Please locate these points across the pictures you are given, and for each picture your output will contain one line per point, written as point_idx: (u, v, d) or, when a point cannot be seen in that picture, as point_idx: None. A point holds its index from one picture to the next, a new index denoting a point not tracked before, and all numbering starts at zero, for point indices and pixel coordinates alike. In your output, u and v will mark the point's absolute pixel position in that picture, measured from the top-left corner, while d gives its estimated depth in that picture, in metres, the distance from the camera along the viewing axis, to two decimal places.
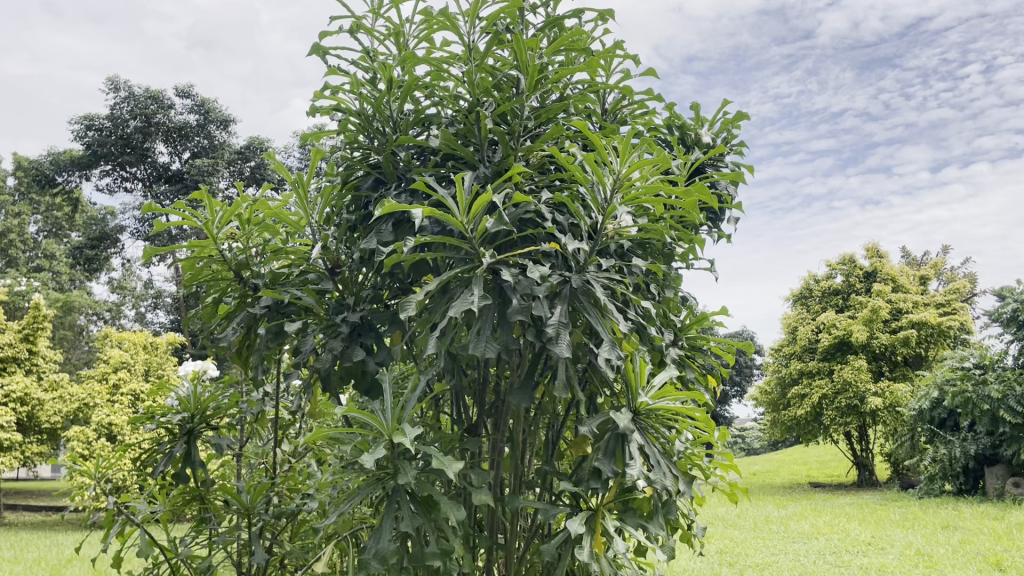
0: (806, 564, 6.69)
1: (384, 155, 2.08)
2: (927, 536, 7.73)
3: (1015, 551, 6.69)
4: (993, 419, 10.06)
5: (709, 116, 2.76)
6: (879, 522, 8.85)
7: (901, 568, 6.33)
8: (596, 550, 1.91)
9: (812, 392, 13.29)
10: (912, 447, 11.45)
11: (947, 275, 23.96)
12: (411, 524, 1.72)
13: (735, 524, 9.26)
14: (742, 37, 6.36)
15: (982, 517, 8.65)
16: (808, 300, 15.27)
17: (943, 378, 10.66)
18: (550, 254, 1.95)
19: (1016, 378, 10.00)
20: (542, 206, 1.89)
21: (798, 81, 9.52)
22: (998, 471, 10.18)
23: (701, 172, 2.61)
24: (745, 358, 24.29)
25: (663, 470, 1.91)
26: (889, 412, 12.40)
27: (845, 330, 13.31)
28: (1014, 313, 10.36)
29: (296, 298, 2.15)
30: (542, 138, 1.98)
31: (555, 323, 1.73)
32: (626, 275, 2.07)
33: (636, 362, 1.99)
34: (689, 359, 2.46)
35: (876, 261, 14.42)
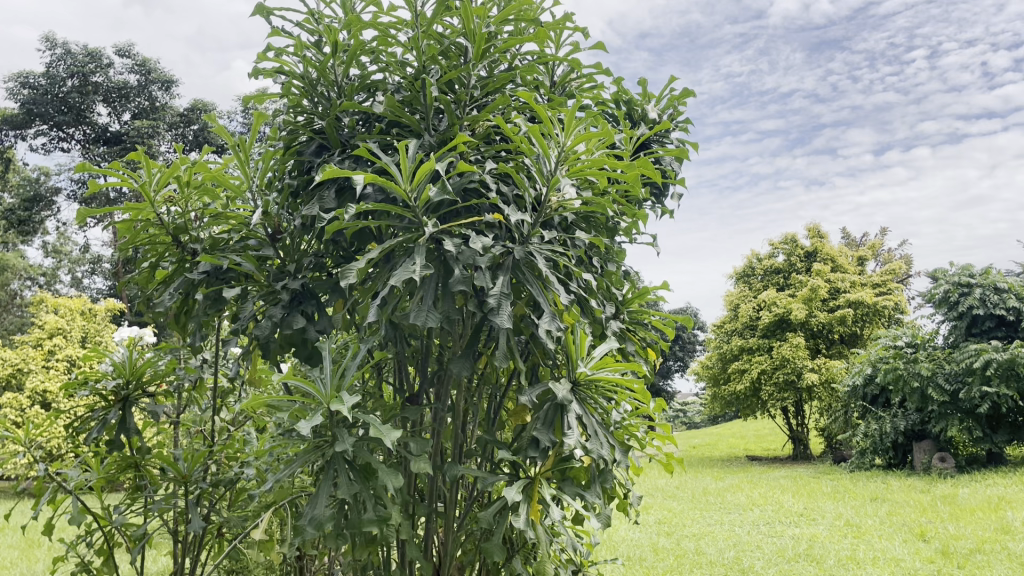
0: (741, 534, 6.87)
1: (328, 120, 2.03)
2: (856, 508, 8.03)
3: (939, 522, 6.99)
4: (923, 396, 10.45)
5: (657, 93, 2.78)
6: (812, 494, 9.16)
7: (831, 538, 6.58)
8: (533, 518, 1.91)
9: (751, 367, 13.61)
10: (845, 422, 11.87)
11: (884, 257, 24.99)
12: (348, 492, 1.72)
13: (673, 495, 9.51)
14: (695, 16, 6.44)
15: (909, 489, 9.01)
16: (751, 279, 15.57)
17: (877, 355, 11.05)
18: (494, 224, 1.93)
19: (945, 357, 10.42)
20: (486, 176, 1.86)
21: (749, 60, 9.64)
22: (926, 446, 10.51)
23: (646, 148, 2.64)
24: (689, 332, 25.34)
25: (601, 440, 1.95)
26: (824, 388, 12.79)
27: (785, 308, 13.67)
28: (946, 294, 10.78)
29: (236, 264, 2.13)
30: (489, 107, 1.95)
31: (497, 294, 1.73)
32: (570, 248, 2.06)
33: (580, 333, 2.00)
34: (630, 332, 2.53)
35: (817, 241, 14.77)
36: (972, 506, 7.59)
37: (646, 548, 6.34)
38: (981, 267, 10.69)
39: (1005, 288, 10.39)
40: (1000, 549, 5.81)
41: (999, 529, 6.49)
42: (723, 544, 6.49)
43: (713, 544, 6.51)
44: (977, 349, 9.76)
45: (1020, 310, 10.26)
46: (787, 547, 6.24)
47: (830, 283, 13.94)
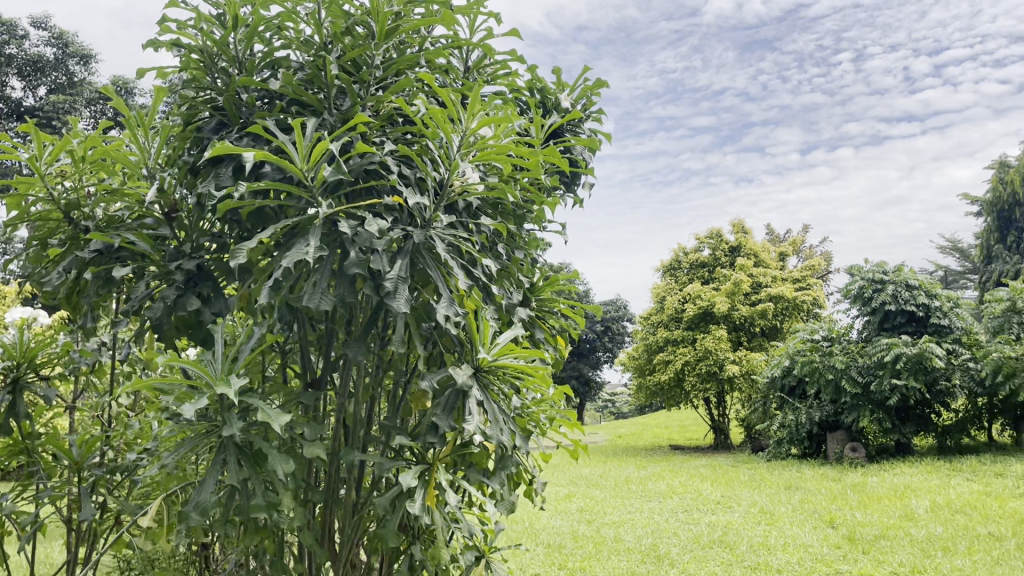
0: (659, 522, 7.00)
1: (226, 95, 1.97)
2: (771, 496, 8.27)
3: (847, 510, 7.24)
4: (837, 388, 10.83)
5: (571, 82, 2.80)
6: (730, 482, 9.42)
7: (745, 525, 6.75)
8: (428, 504, 1.90)
9: (675, 359, 13.87)
10: (763, 412, 12.28)
11: (806, 252, 25.76)
12: (237, 477, 1.68)
13: (596, 484, 9.63)
14: (629, 11, 6.50)
15: (822, 478, 9.33)
16: (677, 272, 15.81)
17: (794, 348, 11.40)
18: (394, 208, 1.91)
19: (858, 351, 10.81)
20: (386, 158, 1.84)
21: (683, 56, 9.78)
22: (839, 437, 10.84)
23: (558, 136, 2.66)
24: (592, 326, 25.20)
25: (500, 426, 1.95)
26: (745, 379, 13.12)
27: (709, 301, 13.97)
28: (860, 290, 11.18)
29: (129, 243, 2.05)
30: (392, 88, 1.92)
31: (394, 278, 1.70)
32: (475, 233, 2.06)
33: (483, 320, 1.98)
34: (539, 320, 2.55)
35: (741, 236, 15.14)
36: (880, 493, 7.91)
37: (566, 536, 6.40)
38: (894, 265, 11.12)
39: (916, 285, 10.82)
40: (902, 535, 6.06)
41: (903, 516, 6.76)
42: (642, 531, 6.60)
43: (632, 531, 6.62)
44: (888, 343, 10.12)
45: (929, 306, 10.69)
46: (703, 534, 6.38)
47: (752, 278, 14.32)
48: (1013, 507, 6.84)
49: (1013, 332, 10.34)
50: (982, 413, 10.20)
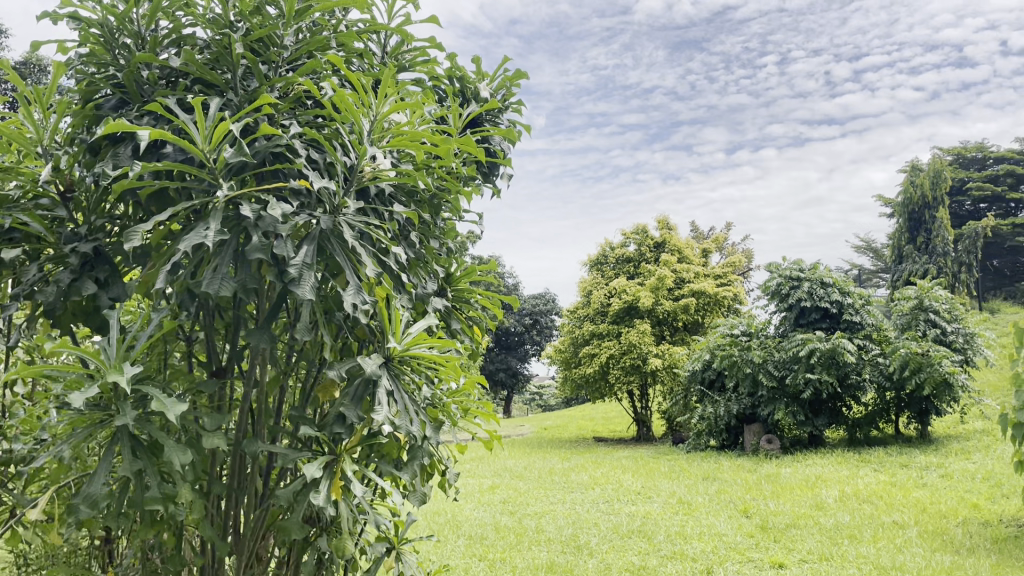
0: (580, 512, 7.09)
1: (126, 73, 1.89)
2: (689, 486, 8.47)
3: (761, 500, 7.46)
4: (754, 381, 11.14)
5: (490, 72, 2.78)
6: (650, 473, 9.60)
7: (663, 515, 6.89)
8: (334, 495, 1.87)
9: (600, 352, 14.03)
10: (684, 405, 12.54)
11: (729, 250, 26.42)
12: (130, 468, 1.62)
13: (520, 475, 9.68)
14: (561, 7, 6.53)
15: (738, 469, 9.60)
16: (603, 267, 15.97)
17: (715, 342, 11.69)
18: (301, 192, 1.86)
19: (775, 345, 11.15)
20: (293, 140, 1.79)
21: (614, 54, 9.89)
22: (756, 429, 11.16)
23: (477, 125, 2.64)
24: (514, 320, 25.22)
25: (410, 416, 1.93)
26: (667, 372, 13.37)
27: (633, 296, 14.18)
28: (778, 286, 11.52)
29: (21, 224, 1.95)
30: (299, 71, 1.88)
31: (298, 264, 1.66)
32: (386, 220, 2.02)
33: (394, 308, 1.96)
34: (456, 310, 2.54)
35: (666, 232, 15.41)
36: (792, 484, 8.17)
37: (488, 527, 6.42)
38: (810, 263, 11.48)
39: (830, 283, 11.21)
40: (812, 523, 6.28)
41: (814, 506, 7.00)
42: (562, 522, 6.67)
43: (553, 521, 6.68)
44: (803, 339, 10.46)
45: (841, 304, 11.07)
46: (622, 524, 6.48)
47: (676, 273, 14.60)
48: (915, 496, 7.16)
49: (919, 330, 10.82)
50: (890, 407, 10.63)
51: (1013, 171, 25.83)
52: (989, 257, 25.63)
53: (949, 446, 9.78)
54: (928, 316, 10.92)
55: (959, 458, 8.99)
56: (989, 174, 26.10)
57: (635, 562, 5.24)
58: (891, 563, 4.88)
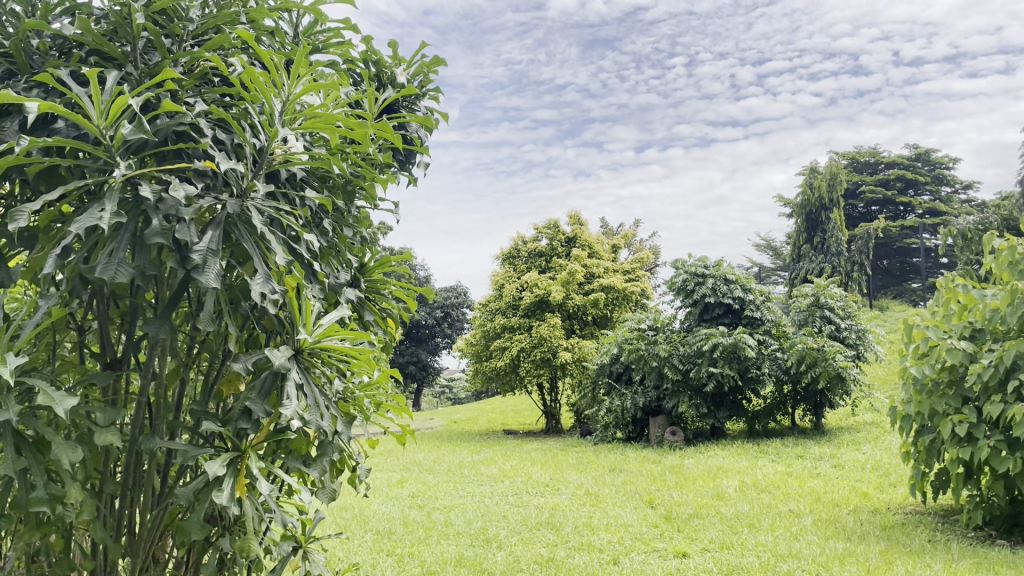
0: (489, 505, 7.09)
1: (13, 41, 1.75)
2: (596, 478, 8.59)
3: (665, 490, 7.64)
4: (659, 374, 11.39)
5: (407, 58, 2.72)
6: (558, 465, 9.69)
7: (571, 507, 6.96)
8: (238, 493, 1.78)
9: (511, 345, 14.07)
10: (593, 397, 12.71)
11: (637, 246, 26.93)
12: (13, 468, 1.50)
13: (429, 469, 9.61)
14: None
15: (644, 460, 9.79)
16: (515, 260, 15.99)
17: (623, 336, 11.89)
18: (205, 174, 1.76)
19: (680, 339, 11.43)
20: (199, 120, 1.70)
21: (529, 49, 9.88)
22: (661, 421, 11.42)
23: (393, 111, 2.57)
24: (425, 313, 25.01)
25: (320, 411, 1.87)
26: (576, 365, 13.54)
27: (545, 290, 14.27)
28: (684, 283, 11.79)
29: None
30: (206, 46, 1.78)
31: (202, 250, 1.57)
32: (298, 207, 1.94)
33: (304, 299, 1.88)
34: (369, 302, 2.47)
35: (577, 228, 15.58)
36: (695, 475, 8.38)
37: (397, 521, 6.34)
38: (715, 260, 11.79)
39: (733, 279, 11.54)
40: (714, 513, 6.44)
41: (715, 496, 7.20)
42: (471, 514, 6.65)
43: (462, 515, 6.65)
44: (706, 334, 10.76)
45: (744, 300, 11.43)
46: (531, 516, 6.51)
47: (586, 268, 14.78)
48: (811, 486, 7.46)
49: (815, 326, 11.28)
50: (787, 400, 11.05)
51: (902, 176, 27.25)
52: (879, 257, 26.98)
53: (841, 437, 10.24)
54: (824, 312, 11.39)
55: (850, 449, 9.41)
56: (880, 178, 27.45)
57: (543, 554, 5.26)
58: (787, 550, 5.06)
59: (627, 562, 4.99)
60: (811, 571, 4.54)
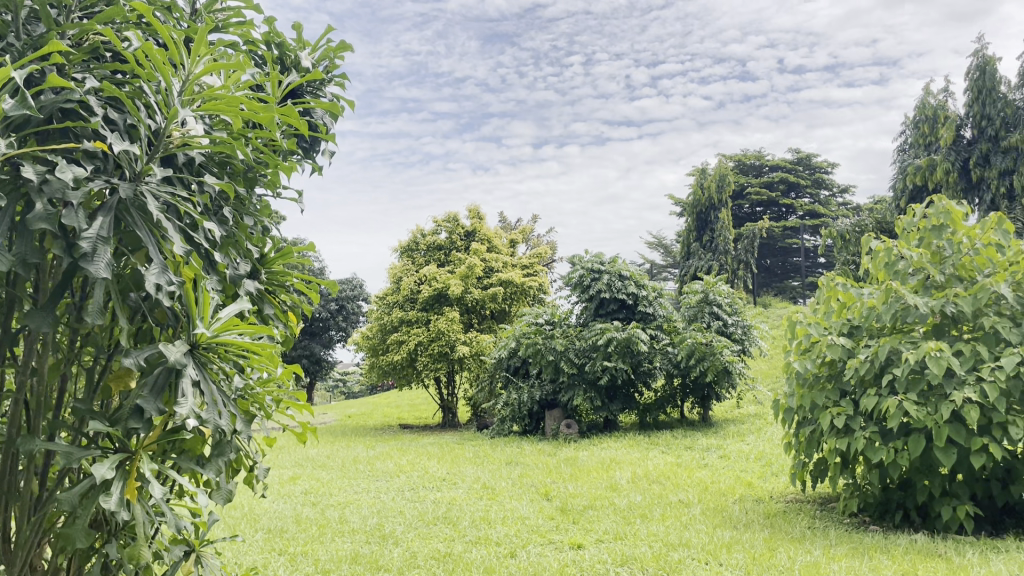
0: (384, 501, 6.99)
1: None
2: (493, 471, 8.62)
3: (560, 482, 7.73)
4: (555, 367, 11.52)
5: (312, 42, 2.63)
6: (455, 459, 9.68)
7: (468, 500, 6.96)
8: (127, 497, 1.68)
9: (408, 339, 13.94)
10: (490, 391, 12.74)
11: (535, 241, 27.18)
12: None
13: (323, 465, 9.41)
14: None
15: (540, 453, 9.89)
16: (413, 254, 15.83)
17: (520, 331, 11.95)
18: (95, 155, 1.65)
19: (576, 334, 11.59)
20: (89, 97, 1.58)
21: (428, 41, 9.71)
22: (556, 414, 11.57)
23: (297, 97, 2.49)
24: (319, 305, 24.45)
25: (218, 408, 1.78)
26: (474, 359, 13.56)
27: (443, 283, 14.20)
28: (580, 278, 11.92)
29: None
30: (98, 18, 1.66)
31: (92, 237, 1.47)
32: (195, 193, 1.84)
33: (202, 290, 1.79)
34: (269, 294, 2.37)
35: (476, 221, 15.57)
36: (589, 467, 8.52)
37: (288, 519, 6.18)
38: (610, 256, 11.97)
39: (627, 276, 11.78)
40: (607, 504, 6.57)
41: (608, 487, 7.34)
42: (366, 511, 6.54)
43: (357, 511, 6.52)
44: (602, 329, 10.95)
45: (637, 295, 11.71)
46: (428, 511, 6.46)
47: (484, 262, 14.80)
48: (699, 476, 7.71)
49: (704, 322, 11.66)
50: (677, 393, 11.40)
51: (785, 178, 28.52)
52: (763, 256, 28.19)
53: (727, 429, 10.63)
54: (712, 309, 11.77)
55: (735, 440, 9.78)
56: (765, 180, 28.62)
57: (441, 549, 5.23)
58: (678, 540, 5.20)
59: (524, 555, 5.01)
60: (701, 559, 4.68)
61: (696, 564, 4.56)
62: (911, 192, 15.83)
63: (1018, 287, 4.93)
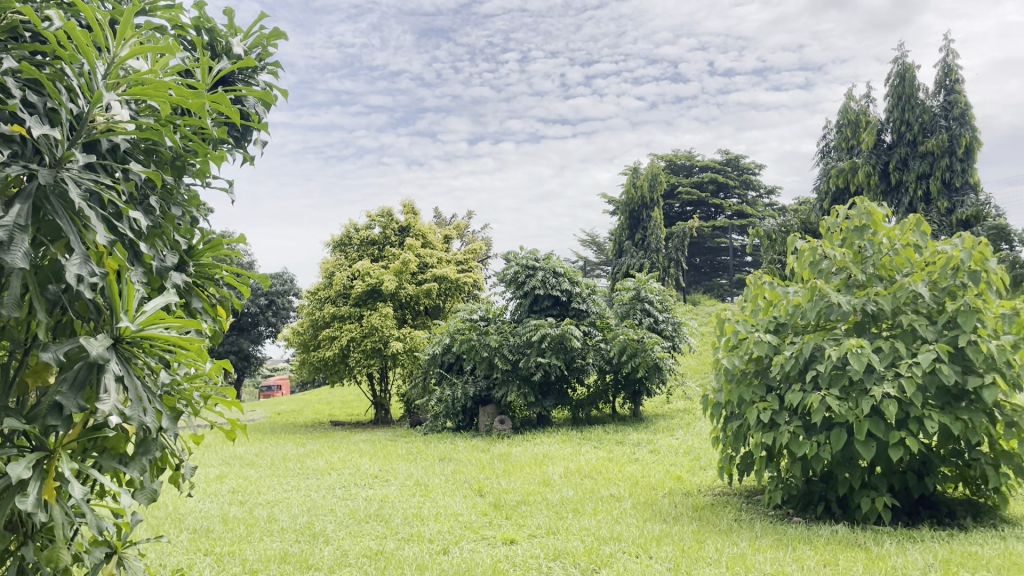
0: (315, 499, 6.88)
1: None
2: (426, 468, 8.56)
3: (494, 478, 7.74)
4: (489, 364, 11.50)
5: (244, 29, 2.57)
6: (387, 455, 9.59)
7: (400, 497, 6.91)
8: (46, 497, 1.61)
9: (340, 335, 13.75)
10: (423, 387, 12.66)
11: (469, 237, 27.14)
12: None
13: (251, 463, 9.21)
14: None
15: (473, 449, 9.88)
16: (346, 248, 15.62)
17: (454, 327, 11.90)
18: (13, 140, 1.57)
19: (511, 330, 11.60)
20: (5, 78, 1.51)
21: (363, 33, 9.52)
22: (490, 410, 11.57)
23: (228, 84, 2.42)
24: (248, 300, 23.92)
25: (142, 405, 1.72)
26: (407, 355, 13.47)
27: (377, 279, 14.05)
28: (515, 275, 11.94)
29: None
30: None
31: (9, 225, 1.40)
32: (120, 181, 1.77)
33: (127, 282, 1.72)
34: (196, 287, 2.30)
35: (411, 217, 15.46)
36: (522, 462, 8.56)
37: (215, 519, 6.02)
38: (545, 253, 12.01)
39: (561, 273, 11.85)
40: (540, 499, 6.61)
41: (541, 482, 7.39)
42: (296, 509, 6.43)
43: (287, 510, 6.41)
44: (536, 325, 10.98)
45: (571, 293, 11.80)
46: (359, 509, 6.38)
47: (419, 258, 14.70)
48: (630, 470, 7.82)
49: (636, 318, 11.82)
50: (609, 388, 11.53)
51: (715, 179, 29.12)
52: (692, 254, 28.75)
53: (657, 423, 10.82)
54: (644, 306, 11.95)
55: (665, 435, 9.95)
56: (696, 180, 29.17)
57: (372, 547, 5.17)
58: (609, 534, 5.25)
59: (457, 551, 5.00)
60: (631, 552, 4.75)
61: (627, 557, 4.62)
62: (833, 194, 16.36)
63: (934, 286, 5.12)
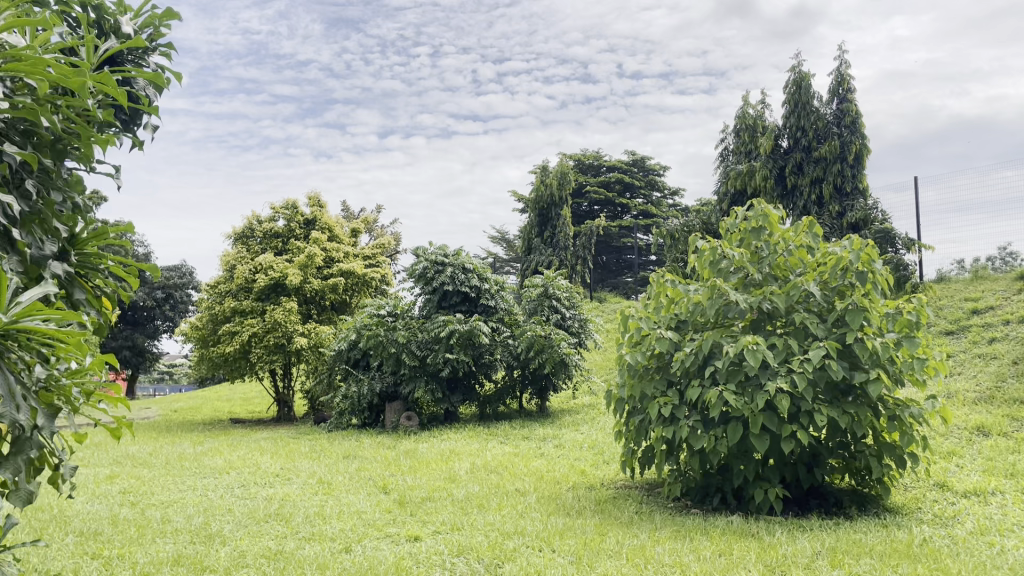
0: (211, 498, 6.65)
1: None
2: (329, 465, 8.40)
3: (399, 475, 7.67)
4: (396, 360, 11.37)
5: (136, 8, 2.45)
6: (289, 453, 9.38)
7: (302, 496, 6.76)
8: None
9: (241, 330, 13.34)
10: (329, 383, 12.43)
11: (377, 231, 26.80)
12: None
13: (143, 462, 8.82)
14: None
15: (378, 446, 9.75)
16: (248, 240, 15.15)
17: (361, 322, 11.71)
18: None
19: (418, 326, 11.48)
20: None
21: (270, 20, 9.21)
22: (396, 407, 11.44)
23: (116, 65, 2.31)
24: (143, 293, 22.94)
25: (16, 401, 1.63)
26: (312, 351, 13.22)
27: (281, 272, 13.70)
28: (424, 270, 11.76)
29: None
30: None
31: None
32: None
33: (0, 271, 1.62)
34: (79, 277, 2.18)
35: (317, 210, 15.14)
36: (428, 458, 8.51)
37: (104, 521, 5.75)
38: (454, 249, 11.95)
39: (470, 268, 11.80)
40: (445, 495, 6.58)
41: (447, 479, 7.37)
42: (191, 510, 6.20)
43: (181, 511, 6.17)
44: (444, 321, 10.93)
45: (479, 288, 11.77)
46: (259, 508, 6.22)
47: (325, 251, 14.42)
48: (535, 466, 7.88)
49: (544, 315, 11.91)
50: (517, 384, 11.60)
51: (621, 179, 29.68)
52: (599, 252, 29.23)
53: (562, 419, 10.95)
54: (551, 302, 12.06)
55: (569, 430, 10.09)
56: (603, 179, 29.64)
57: (272, 547, 5.04)
58: (513, 528, 5.29)
59: (359, 550, 4.93)
60: (534, 546, 4.78)
61: (530, 552, 4.65)
62: (733, 196, 16.92)
63: (824, 286, 5.39)
